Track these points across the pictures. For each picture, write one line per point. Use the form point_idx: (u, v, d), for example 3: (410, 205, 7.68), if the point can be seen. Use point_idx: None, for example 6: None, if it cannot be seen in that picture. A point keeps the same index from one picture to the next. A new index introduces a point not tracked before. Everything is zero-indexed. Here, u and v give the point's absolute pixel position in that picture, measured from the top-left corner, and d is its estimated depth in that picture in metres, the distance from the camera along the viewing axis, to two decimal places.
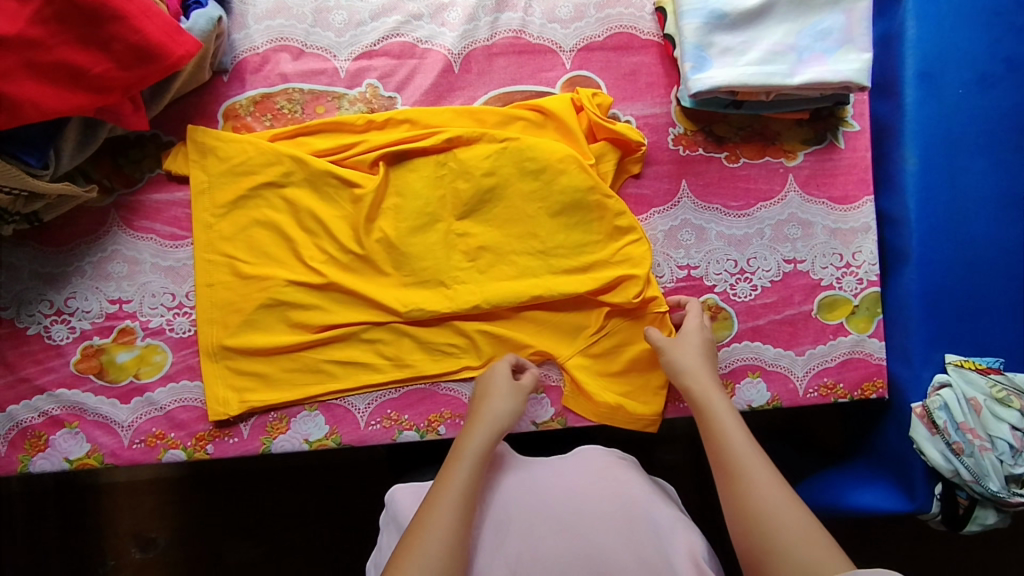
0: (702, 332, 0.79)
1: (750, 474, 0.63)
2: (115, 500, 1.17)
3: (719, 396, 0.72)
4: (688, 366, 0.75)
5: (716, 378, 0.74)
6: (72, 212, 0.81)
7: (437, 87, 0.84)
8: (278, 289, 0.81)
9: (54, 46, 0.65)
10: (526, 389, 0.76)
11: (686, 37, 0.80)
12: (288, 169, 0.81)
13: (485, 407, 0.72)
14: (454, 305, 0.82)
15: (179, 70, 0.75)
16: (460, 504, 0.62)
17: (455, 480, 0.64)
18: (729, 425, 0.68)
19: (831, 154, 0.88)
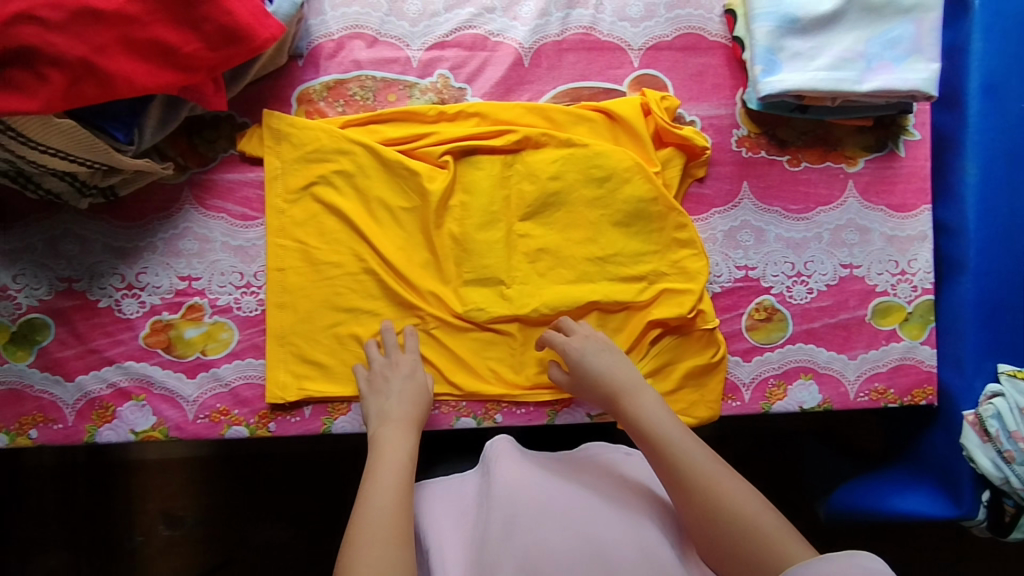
0: (603, 338, 0.81)
1: (693, 476, 0.66)
2: (147, 478, 1.18)
3: (644, 395, 0.74)
4: (603, 373, 0.77)
5: (635, 376, 0.77)
6: (146, 189, 0.82)
7: (507, 80, 0.85)
8: (353, 276, 0.83)
9: (149, 23, 0.66)
10: (421, 385, 0.79)
11: (758, 40, 0.81)
12: (360, 157, 0.82)
13: (389, 413, 0.76)
14: (513, 308, 0.84)
15: (261, 54, 0.76)
16: (392, 508, 0.66)
17: (381, 485, 0.68)
18: (660, 426, 0.71)
19: (892, 162, 0.88)
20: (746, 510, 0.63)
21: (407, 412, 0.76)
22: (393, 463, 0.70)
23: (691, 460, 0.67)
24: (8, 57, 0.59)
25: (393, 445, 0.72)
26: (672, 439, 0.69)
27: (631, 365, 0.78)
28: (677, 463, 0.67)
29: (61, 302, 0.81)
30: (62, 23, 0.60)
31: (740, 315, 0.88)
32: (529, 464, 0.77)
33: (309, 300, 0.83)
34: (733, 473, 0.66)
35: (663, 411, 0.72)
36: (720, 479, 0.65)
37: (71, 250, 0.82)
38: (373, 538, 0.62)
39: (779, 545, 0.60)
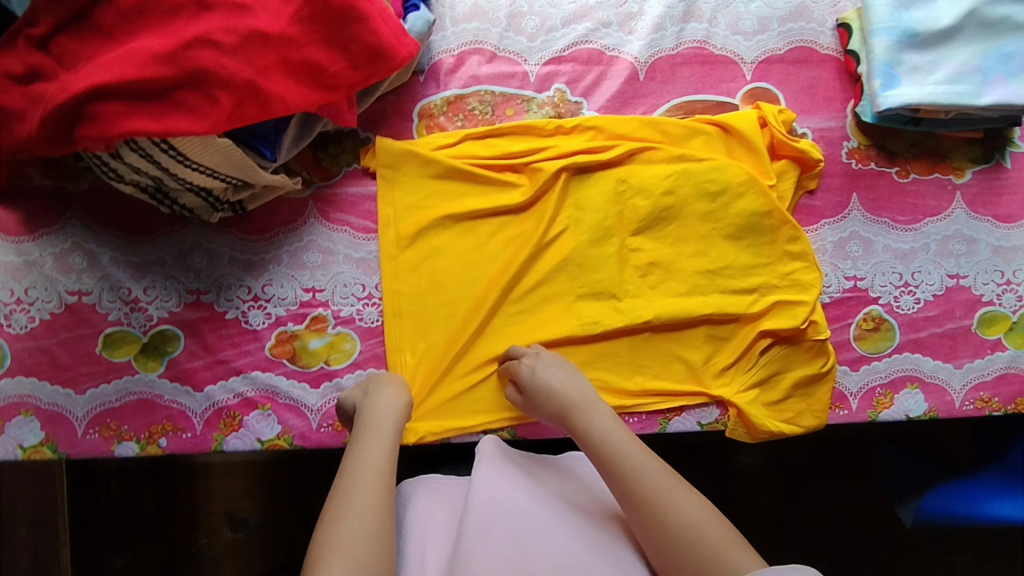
0: (553, 357, 0.79)
1: (642, 489, 0.62)
2: (212, 481, 1.14)
3: (594, 410, 0.71)
4: (553, 391, 0.74)
5: (584, 390, 0.73)
6: (271, 203, 0.84)
7: (622, 94, 0.87)
8: (466, 293, 0.83)
9: (304, 45, 0.68)
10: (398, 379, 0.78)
11: (876, 54, 0.82)
12: (474, 174, 0.83)
13: (369, 401, 0.74)
14: (627, 320, 0.83)
15: (390, 77, 0.79)
16: (377, 475, 0.62)
17: (368, 454, 0.65)
18: (609, 440, 0.67)
19: (998, 174, 0.89)
20: (698, 524, 0.59)
21: (395, 395, 0.74)
22: (384, 435, 0.68)
23: (641, 471, 0.63)
24: (184, 80, 0.61)
25: (380, 421, 0.70)
26: (621, 452, 0.65)
27: (582, 380, 0.75)
28: (626, 477, 0.63)
29: (190, 314, 0.83)
30: (234, 47, 0.62)
31: (849, 324, 0.89)
32: (511, 467, 0.74)
33: (426, 311, 0.83)
34: (683, 487, 0.62)
35: (613, 424, 0.68)
36: (665, 493, 0.61)
37: (200, 262, 0.84)
38: (355, 503, 0.59)
39: (728, 559, 0.56)
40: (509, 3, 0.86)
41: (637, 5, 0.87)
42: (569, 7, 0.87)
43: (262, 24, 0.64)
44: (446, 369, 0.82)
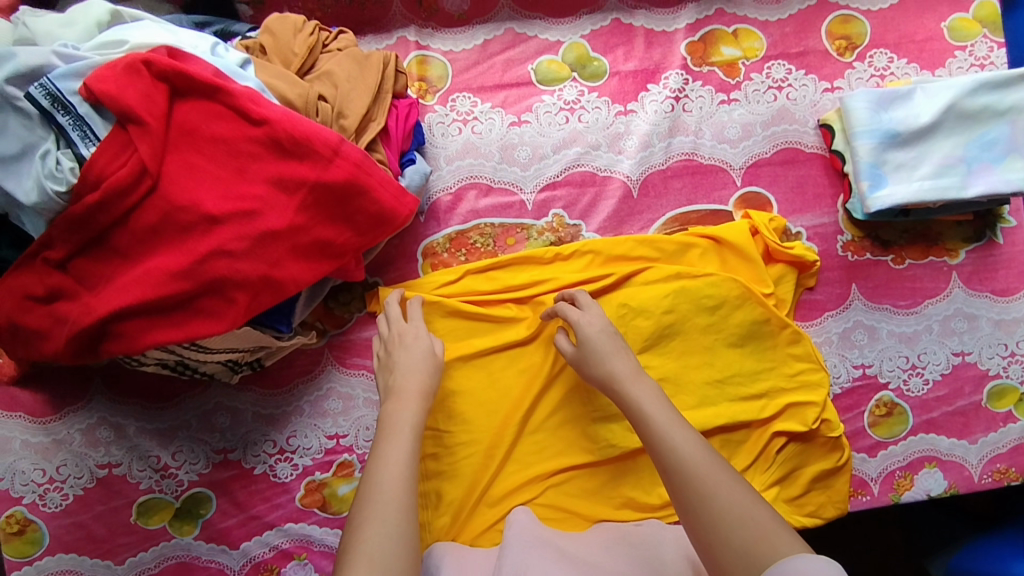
0: (602, 319, 0.78)
1: (687, 465, 0.63)
2: None
3: (639, 384, 0.72)
4: (601, 359, 0.75)
5: (630, 362, 0.74)
6: (288, 355, 0.86)
7: (619, 212, 0.89)
8: (483, 428, 0.86)
9: (312, 228, 0.68)
10: (428, 353, 0.77)
11: (861, 157, 0.84)
12: (476, 311, 0.85)
13: (399, 380, 0.74)
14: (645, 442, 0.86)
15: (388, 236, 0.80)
16: (399, 484, 0.63)
17: (388, 457, 0.65)
18: (655, 415, 0.68)
19: (991, 251, 0.92)
20: (750, 508, 0.60)
21: (413, 382, 0.73)
22: (404, 433, 0.68)
23: (687, 446, 0.64)
24: (203, 290, 0.63)
25: (399, 415, 0.70)
26: (667, 427, 0.66)
27: (627, 351, 0.76)
28: (670, 452, 0.64)
29: (219, 473, 0.85)
30: (246, 250, 0.63)
31: (861, 413, 0.91)
32: (535, 545, 0.76)
33: (446, 451, 0.86)
34: (723, 466, 0.64)
35: (657, 400, 0.70)
36: (708, 472, 0.62)
37: (224, 422, 0.85)
38: (378, 512, 0.61)
39: (776, 540, 0.57)
40: (500, 136, 0.88)
41: (624, 124, 0.89)
42: (558, 134, 0.88)
43: (271, 223, 0.64)
44: (473, 504, 0.84)
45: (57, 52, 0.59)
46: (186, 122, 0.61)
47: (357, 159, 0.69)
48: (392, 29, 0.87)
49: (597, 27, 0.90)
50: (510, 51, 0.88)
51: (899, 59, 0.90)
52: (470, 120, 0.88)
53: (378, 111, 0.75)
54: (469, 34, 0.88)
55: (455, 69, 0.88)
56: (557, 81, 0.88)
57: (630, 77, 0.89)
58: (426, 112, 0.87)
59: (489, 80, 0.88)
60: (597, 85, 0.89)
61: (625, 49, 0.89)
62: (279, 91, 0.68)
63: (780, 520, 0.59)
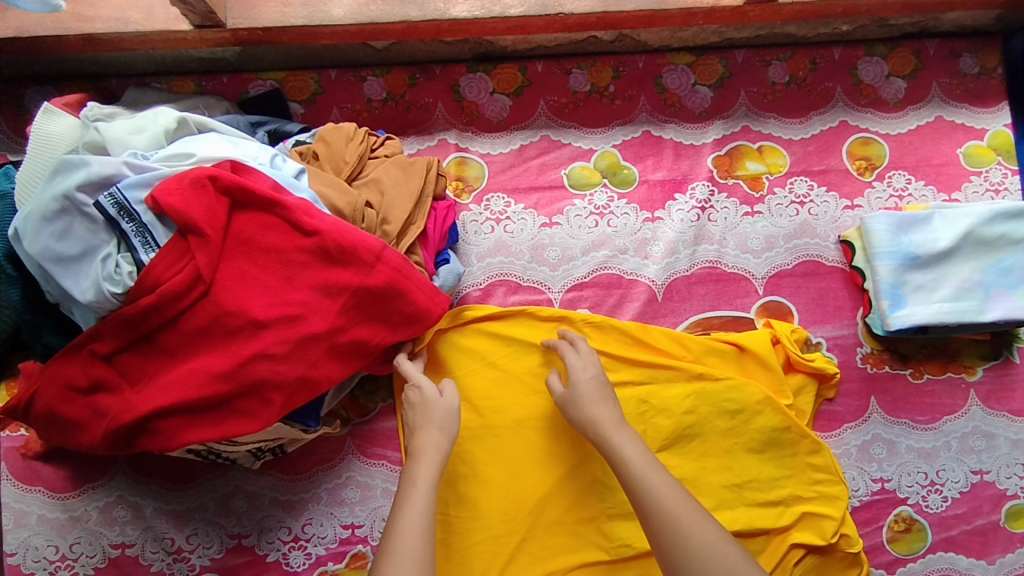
0: (594, 365, 0.83)
1: (667, 514, 0.69)
2: None
3: (620, 431, 0.77)
4: (586, 405, 0.79)
5: (613, 409, 0.79)
6: (310, 442, 0.87)
7: (643, 314, 0.91)
8: (496, 523, 0.87)
9: (349, 328, 0.71)
10: (450, 414, 0.80)
11: (881, 277, 0.86)
12: (491, 390, 0.88)
13: (417, 437, 0.78)
14: None
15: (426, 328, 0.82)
16: (419, 550, 0.67)
17: (408, 517, 0.70)
18: (636, 461, 0.74)
19: (1008, 370, 0.93)
20: (720, 547, 0.67)
21: (428, 439, 0.77)
22: (422, 490, 0.72)
23: (663, 491, 0.71)
24: (240, 390, 0.65)
25: (416, 477, 0.74)
26: (646, 473, 0.73)
27: (610, 397, 0.81)
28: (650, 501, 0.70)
29: (232, 559, 0.84)
30: (287, 353, 0.65)
31: (880, 527, 0.90)
32: None
33: (456, 537, 0.86)
34: (698, 511, 0.70)
35: (636, 449, 0.75)
36: (686, 520, 0.69)
37: (241, 506, 0.85)
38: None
39: None
40: (531, 236, 0.91)
41: (651, 230, 0.92)
42: (587, 237, 0.92)
43: (314, 327, 0.66)
44: None
45: (128, 162, 0.63)
46: (242, 233, 0.64)
47: (397, 264, 0.73)
48: (434, 131, 0.91)
49: (629, 137, 0.93)
50: (545, 156, 0.92)
51: (916, 181, 0.94)
52: (503, 219, 0.91)
53: (418, 214, 0.79)
54: (506, 139, 0.92)
55: (491, 171, 0.91)
56: (589, 187, 0.92)
57: (659, 187, 0.93)
58: (461, 211, 0.91)
59: (523, 182, 0.92)
60: (627, 191, 0.93)
61: (654, 160, 0.93)
62: (330, 200, 0.72)
63: (744, 558, 0.67)
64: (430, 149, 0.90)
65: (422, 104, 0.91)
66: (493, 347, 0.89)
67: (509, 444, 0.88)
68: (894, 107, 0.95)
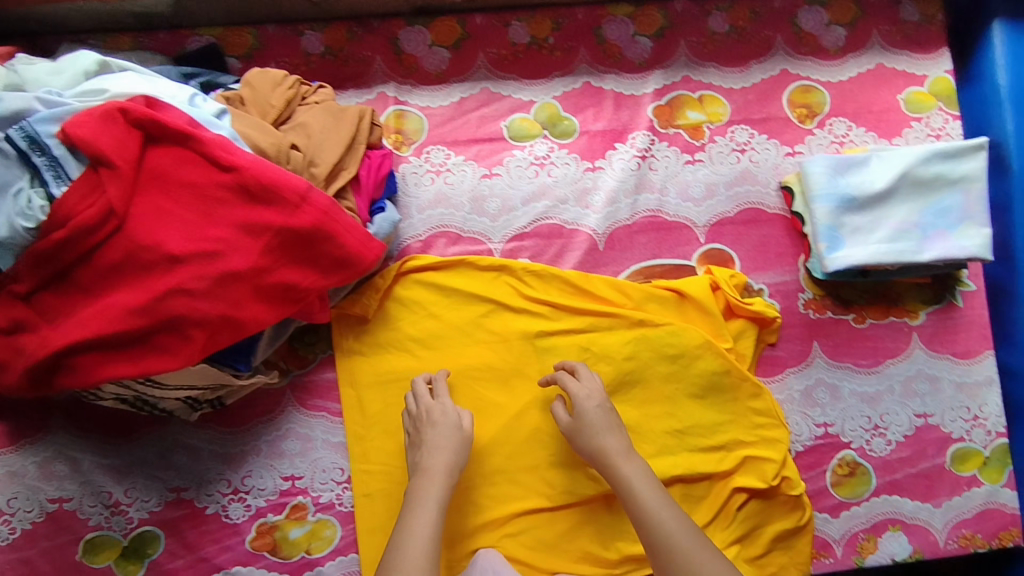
0: (599, 391, 0.83)
1: (676, 552, 0.72)
2: None
3: (631, 463, 0.78)
4: (594, 435, 0.80)
5: (622, 440, 0.80)
6: (250, 394, 0.87)
7: (584, 264, 0.91)
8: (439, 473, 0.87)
9: (275, 269, 0.71)
10: (457, 432, 0.80)
11: (819, 220, 0.87)
12: (432, 339, 0.89)
13: (422, 455, 0.79)
14: (602, 488, 0.87)
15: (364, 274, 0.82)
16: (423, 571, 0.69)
17: (415, 533, 0.72)
18: (645, 496, 0.76)
19: (951, 313, 0.93)
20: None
21: (441, 457, 0.78)
22: (429, 509, 0.74)
23: (673, 528, 0.74)
24: (160, 326, 0.65)
25: (423, 497, 0.75)
26: (656, 509, 0.75)
27: (619, 425, 0.82)
28: (660, 538, 0.73)
29: (171, 512, 0.85)
30: (206, 289, 0.65)
31: (823, 471, 0.90)
32: None
33: (397, 487, 0.86)
34: (701, 545, 0.73)
35: (646, 484, 0.77)
36: (690, 557, 0.72)
37: (180, 459, 0.86)
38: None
39: None
40: (471, 187, 0.91)
41: (592, 180, 0.92)
42: (528, 187, 0.92)
43: (234, 264, 0.67)
44: None
45: (40, 98, 0.64)
46: (156, 166, 0.65)
47: (324, 206, 0.73)
48: (373, 85, 0.91)
49: (569, 89, 0.93)
50: (484, 109, 0.92)
51: (857, 128, 0.94)
52: (443, 171, 0.91)
53: (349, 160, 0.79)
54: (445, 91, 0.92)
55: (431, 123, 0.91)
56: (528, 138, 0.92)
57: (599, 137, 0.93)
58: (399, 162, 0.90)
59: (463, 134, 0.92)
60: (567, 142, 0.93)
61: (594, 111, 0.93)
62: (253, 140, 0.71)
63: None
64: (369, 101, 0.90)
65: (361, 57, 0.91)
66: (434, 298, 0.89)
67: (450, 393, 0.88)
68: (834, 55, 0.95)
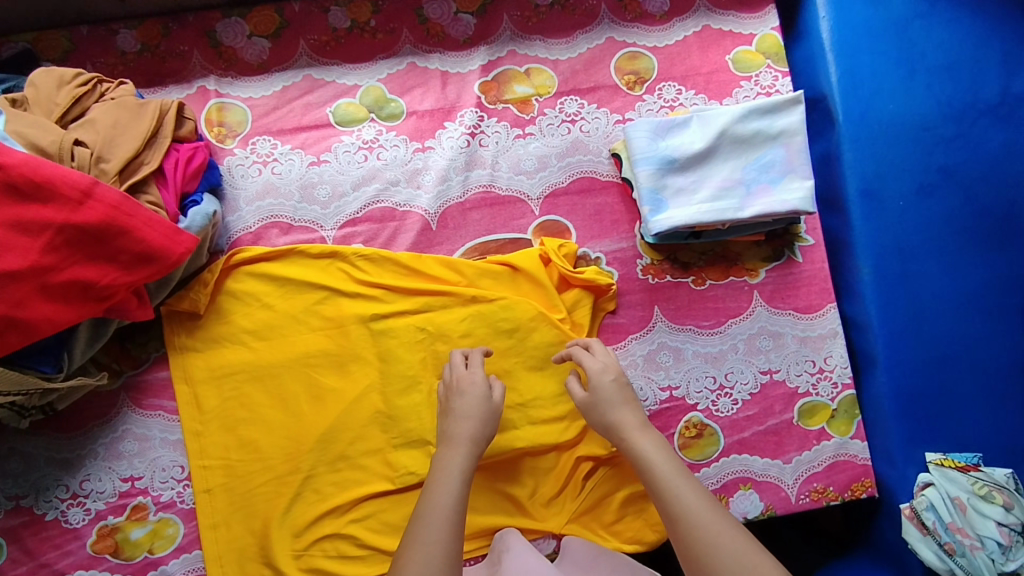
0: (615, 365, 0.82)
1: (694, 524, 0.69)
2: None
3: (645, 437, 0.77)
4: (609, 408, 0.80)
5: (637, 414, 0.80)
6: (82, 398, 0.86)
7: (418, 245, 0.91)
8: (278, 466, 0.86)
9: (66, 268, 0.72)
10: (486, 404, 0.80)
11: (642, 184, 0.86)
12: (266, 330, 0.88)
13: (450, 425, 0.79)
14: None
15: (180, 265, 0.82)
16: (447, 537, 0.69)
17: (437, 502, 0.72)
18: (661, 468, 0.74)
19: (791, 269, 0.93)
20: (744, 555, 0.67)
21: (465, 429, 0.78)
22: (452, 480, 0.74)
23: (689, 500, 0.71)
24: None
25: (447, 466, 0.75)
26: (672, 481, 0.73)
27: (633, 400, 0.81)
28: (674, 502, 0.71)
29: (9, 520, 0.84)
30: None
31: (671, 435, 0.90)
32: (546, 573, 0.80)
33: (238, 481, 0.86)
34: (717, 510, 0.71)
35: (660, 454, 0.76)
36: (705, 521, 0.70)
37: (16, 468, 0.85)
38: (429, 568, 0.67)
39: None
40: (299, 175, 0.91)
41: (422, 160, 0.92)
42: (357, 172, 0.92)
43: (9, 264, 0.68)
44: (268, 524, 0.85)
45: None
46: None
47: (114, 201, 0.73)
48: (192, 79, 0.91)
49: (393, 70, 0.93)
50: (308, 96, 0.92)
51: (687, 91, 0.94)
52: (270, 161, 0.91)
53: (152, 154, 0.79)
54: (267, 81, 0.92)
55: (254, 114, 0.91)
56: (355, 123, 0.92)
57: (427, 117, 0.93)
58: (225, 156, 0.90)
59: (288, 123, 0.92)
60: (395, 124, 0.92)
61: (421, 90, 0.93)
62: (32, 138, 0.71)
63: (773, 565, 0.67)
64: (189, 97, 0.90)
65: (179, 52, 0.91)
66: (265, 289, 0.88)
67: (286, 383, 0.88)
68: (659, 20, 0.96)
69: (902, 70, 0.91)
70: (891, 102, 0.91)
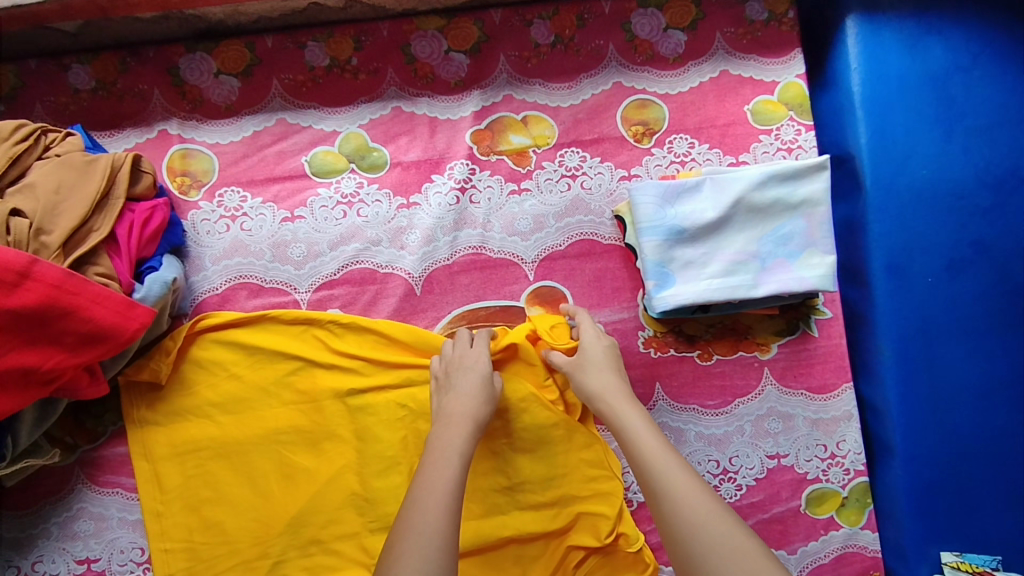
0: (607, 339, 0.78)
1: (679, 496, 0.61)
2: None
3: (631, 411, 0.71)
4: (597, 378, 0.74)
5: (624, 388, 0.73)
6: (34, 473, 0.81)
7: (401, 311, 0.83)
8: (245, 551, 0.79)
9: (3, 355, 0.63)
10: (487, 380, 0.74)
11: (646, 255, 0.78)
12: (233, 403, 0.81)
13: (446, 399, 0.73)
14: None
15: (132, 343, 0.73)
16: (440, 508, 0.61)
17: (435, 474, 0.65)
18: (645, 439, 0.67)
19: (805, 344, 0.86)
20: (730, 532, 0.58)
21: (466, 407, 0.71)
22: (449, 456, 0.67)
23: (674, 473, 0.63)
24: None
25: (447, 439, 0.68)
26: (656, 455, 0.65)
27: (621, 372, 0.76)
28: (657, 477, 0.63)
29: None
30: None
31: None
32: None
33: (202, 565, 0.79)
34: (706, 489, 0.62)
35: (645, 426, 0.68)
36: (693, 496, 0.61)
37: None
38: (417, 540, 0.58)
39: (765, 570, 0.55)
40: (271, 232, 0.83)
41: (406, 218, 0.84)
42: (335, 229, 0.83)
43: None
44: None
45: None
46: None
47: (56, 279, 0.64)
48: (152, 122, 0.84)
49: (376, 116, 0.85)
50: (282, 143, 0.84)
51: (700, 145, 0.85)
52: (238, 216, 0.83)
53: (103, 218, 0.71)
54: (236, 126, 0.84)
55: (221, 163, 0.84)
56: (333, 173, 0.84)
57: (413, 168, 0.84)
58: (190, 210, 0.83)
59: (259, 173, 0.84)
60: (377, 176, 0.84)
61: (407, 139, 0.85)
62: None
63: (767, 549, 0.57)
64: (149, 142, 0.83)
65: (137, 91, 0.83)
66: (233, 358, 0.81)
67: (255, 461, 0.80)
68: (672, 63, 0.86)
69: (939, 129, 0.82)
70: (925, 166, 0.82)
